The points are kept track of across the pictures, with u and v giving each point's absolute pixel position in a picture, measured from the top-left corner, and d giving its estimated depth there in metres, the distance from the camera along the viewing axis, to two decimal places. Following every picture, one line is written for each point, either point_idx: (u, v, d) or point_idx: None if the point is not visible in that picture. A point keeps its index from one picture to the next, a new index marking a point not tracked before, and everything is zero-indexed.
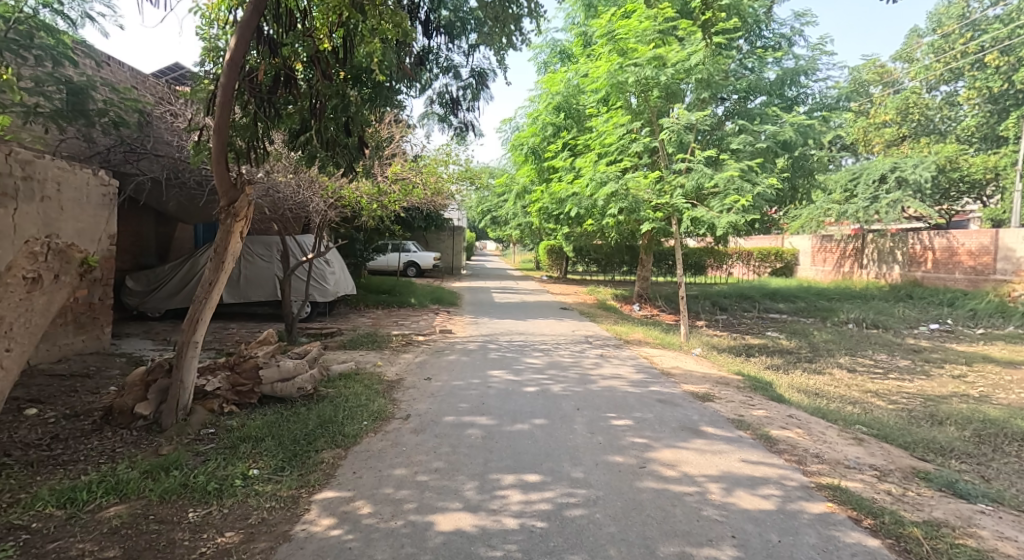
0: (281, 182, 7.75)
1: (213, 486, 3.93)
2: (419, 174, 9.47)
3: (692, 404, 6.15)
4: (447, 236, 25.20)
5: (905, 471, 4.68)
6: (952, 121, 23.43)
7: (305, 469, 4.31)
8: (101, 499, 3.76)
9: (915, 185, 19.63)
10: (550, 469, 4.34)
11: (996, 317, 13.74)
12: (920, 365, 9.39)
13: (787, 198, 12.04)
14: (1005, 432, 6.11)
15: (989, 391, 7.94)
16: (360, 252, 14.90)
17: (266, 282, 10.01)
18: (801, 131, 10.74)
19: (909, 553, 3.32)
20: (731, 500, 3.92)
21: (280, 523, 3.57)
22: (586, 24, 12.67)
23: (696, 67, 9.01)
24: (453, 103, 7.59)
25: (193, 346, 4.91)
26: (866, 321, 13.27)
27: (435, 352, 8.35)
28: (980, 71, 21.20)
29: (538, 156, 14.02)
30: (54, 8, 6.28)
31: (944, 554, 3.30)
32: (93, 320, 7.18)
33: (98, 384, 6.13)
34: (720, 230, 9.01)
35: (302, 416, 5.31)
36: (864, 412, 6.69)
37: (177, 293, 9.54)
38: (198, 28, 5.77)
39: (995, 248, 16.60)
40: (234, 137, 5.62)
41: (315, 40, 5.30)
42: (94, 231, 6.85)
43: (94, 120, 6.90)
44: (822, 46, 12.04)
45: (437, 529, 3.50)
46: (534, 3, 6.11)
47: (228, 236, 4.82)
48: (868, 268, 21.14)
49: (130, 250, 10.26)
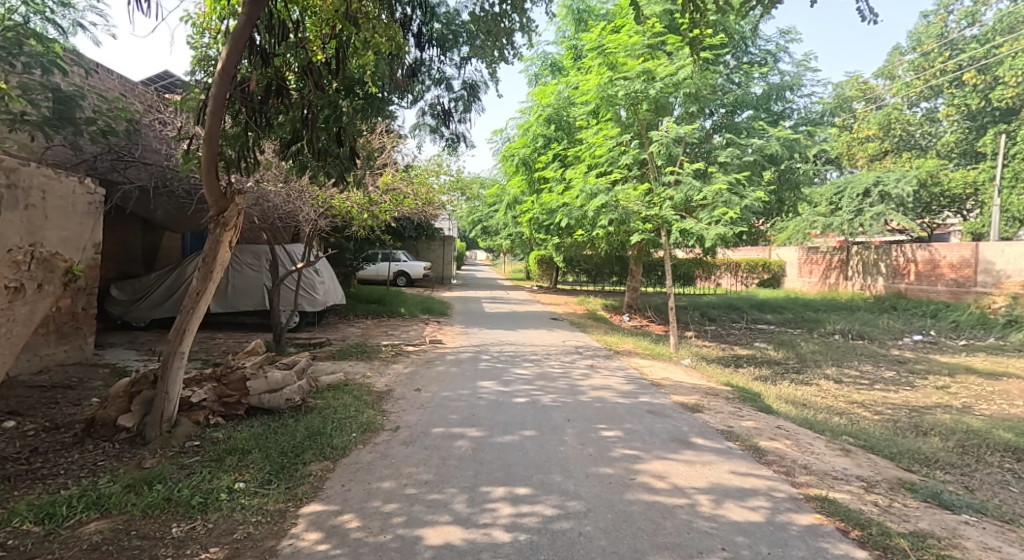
0: (272, 191, 7.61)
1: (198, 500, 3.87)
2: (411, 185, 9.46)
3: (682, 415, 6.18)
4: (438, 245, 25.11)
5: (892, 482, 4.72)
6: (933, 137, 23.86)
7: (292, 482, 4.25)
8: (82, 514, 3.68)
9: (898, 199, 20.12)
10: (541, 481, 4.34)
11: (977, 328, 14.02)
12: (905, 376, 9.51)
13: (774, 210, 12.23)
14: (988, 443, 6.21)
15: (972, 402, 8.04)
16: (350, 262, 14.85)
17: (255, 292, 9.93)
18: (788, 145, 10.95)
19: None
20: (721, 511, 3.93)
21: (266, 538, 3.51)
22: (577, 38, 12.93)
23: (685, 82, 9.06)
24: (444, 115, 7.62)
25: (180, 357, 4.87)
26: (852, 333, 13.47)
27: (425, 362, 8.29)
28: (959, 89, 21.80)
29: (528, 168, 13.91)
30: (46, 16, 6.22)
31: None
32: (77, 330, 7.08)
33: (81, 396, 6.01)
34: (709, 242, 9.15)
35: (290, 428, 5.25)
36: (851, 423, 6.75)
37: (163, 303, 9.43)
38: (189, 37, 5.77)
39: (976, 261, 16.86)
40: (224, 146, 5.55)
41: (307, 52, 5.47)
42: (80, 239, 6.73)
43: (81, 128, 6.81)
44: (807, 63, 12.27)
45: (426, 543, 3.46)
46: (527, 19, 6.23)
47: (217, 245, 4.82)
48: (853, 279, 21.38)
49: (115, 259, 10.13)
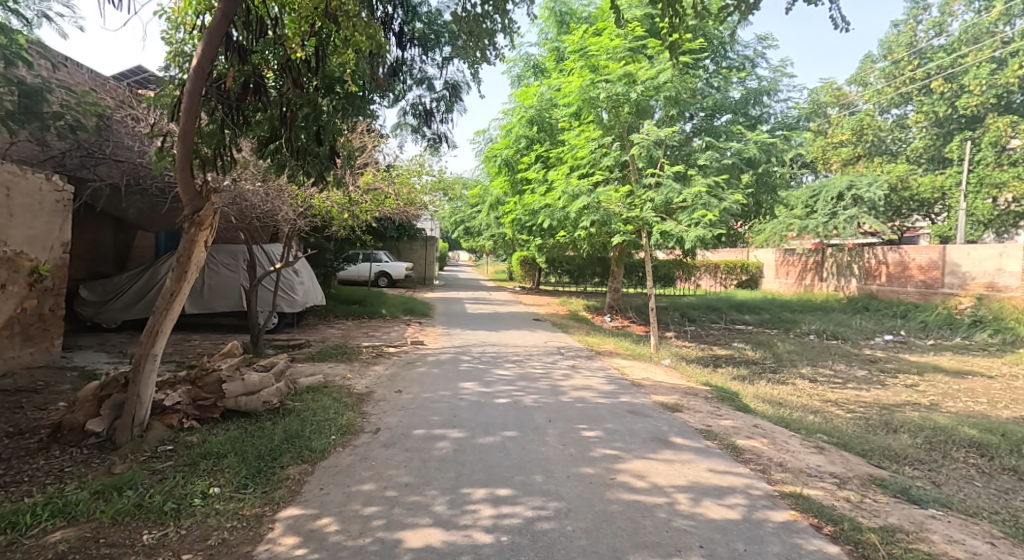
0: (249, 190, 7.47)
1: (170, 506, 3.77)
2: (392, 184, 9.39)
3: (662, 414, 6.25)
4: (420, 246, 24.94)
5: (863, 478, 4.84)
6: (903, 142, 24.49)
7: (269, 486, 4.18)
8: (47, 523, 3.56)
9: (870, 203, 20.73)
10: (521, 482, 4.33)
11: (945, 328, 14.49)
12: (877, 375, 9.77)
13: (752, 213, 12.45)
14: (954, 439, 6.41)
15: (939, 400, 8.30)
16: (331, 262, 14.67)
17: (231, 292, 9.74)
18: (765, 149, 11.18)
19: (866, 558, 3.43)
20: (699, 510, 3.98)
21: (242, 544, 3.44)
22: (559, 40, 12.99)
23: (665, 85, 9.17)
24: (426, 115, 7.60)
25: (152, 359, 4.75)
26: (827, 333, 13.79)
27: (406, 363, 8.23)
28: (927, 97, 22.50)
29: (511, 169, 13.94)
30: (9, 7, 6.01)
31: None
32: (43, 332, 6.84)
33: (48, 400, 5.81)
34: (689, 244, 9.28)
35: (267, 432, 5.15)
36: (824, 421, 6.89)
37: (135, 305, 9.18)
38: (163, 32, 5.65)
39: (944, 263, 17.34)
40: (200, 144, 5.44)
41: (285, 49, 5.37)
42: (47, 238, 6.53)
43: (48, 124, 6.58)
44: (783, 69, 12.53)
45: (406, 546, 3.43)
46: (509, 20, 6.23)
47: (192, 245, 4.70)
48: (828, 281, 21.88)
49: (85, 258, 9.81)
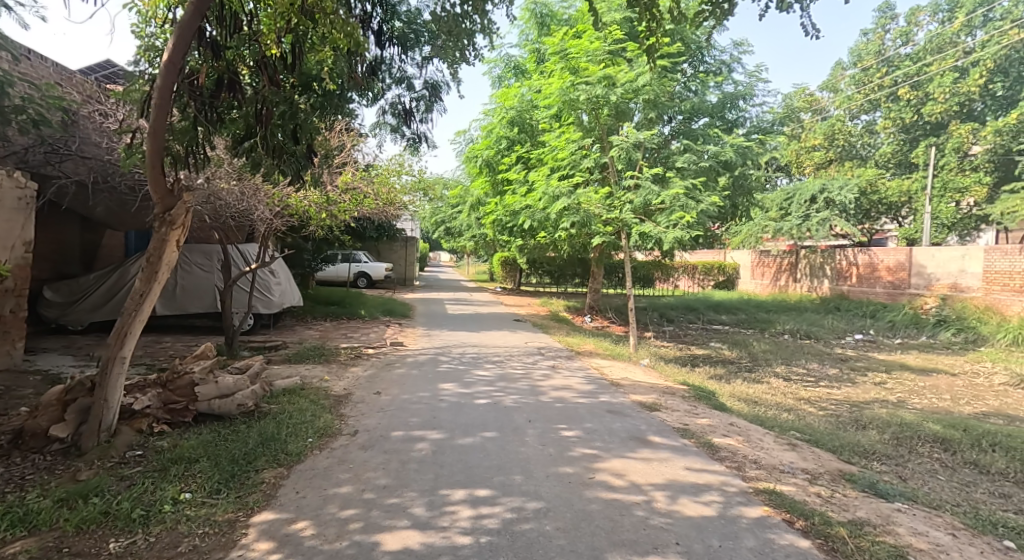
0: (224, 189, 7.23)
1: (139, 513, 3.66)
2: (371, 184, 9.28)
3: (640, 414, 6.31)
4: (400, 246, 24.71)
5: (834, 474, 4.97)
6: (872, 147, 24.99)
7: (242, 490, 4.08)
8: (5, 533, 3.42)
9: (840, 205, 21.54)
10: (500, 482, 4.33)
11: (911, 328, 14.98)
12: (847, 373, 10.03)
13: (729, 214, 12.66)
14: (920, 435, 6.62)
15: (906, 397, 8.56)
16: (308, 262, 14.44)
17: (205, 293, 9.52)
18: (742, 152, 11.39)
19: (836, 552, 3.52)
20: (675, 507, 4.03)
21: (213, 550, 3.35)
22: (540, 42, 13.02)
23: (644, 88, 9.27)
24: (405, 114, 7.53)
25: (120, 362, 4.60)
26: (800, 333, 14.13)
27: (384, 365, 8.14)
28: (895, 104, 23.29)
29: (491, 169, 13.96)
30: None
31: (868, 552, 3.51)
32: (3, 334, 6.56)
33: (9, 405, 5.58)
34: (667, 245, 9.40)
35: (241, 435, 5.04)
36: (798, 419, 7.06)
37: (103, 305, 8.89)
38: (133, 26, 5.47)
39: (910, 264, 17.89)
40: (172, 140, 5.29)
41: (260, 45, 5.25)
42: (8, 236, 6.29)
43: (10, 118, 6.32)
44: (758, 74, 12.77)
45: (384, 548, 3.39)
46: (489, 20, 6.21)
47: (162, 245, 4.56)
48: (801, 282, 22.43)
49: (50, 258, 9.45)
